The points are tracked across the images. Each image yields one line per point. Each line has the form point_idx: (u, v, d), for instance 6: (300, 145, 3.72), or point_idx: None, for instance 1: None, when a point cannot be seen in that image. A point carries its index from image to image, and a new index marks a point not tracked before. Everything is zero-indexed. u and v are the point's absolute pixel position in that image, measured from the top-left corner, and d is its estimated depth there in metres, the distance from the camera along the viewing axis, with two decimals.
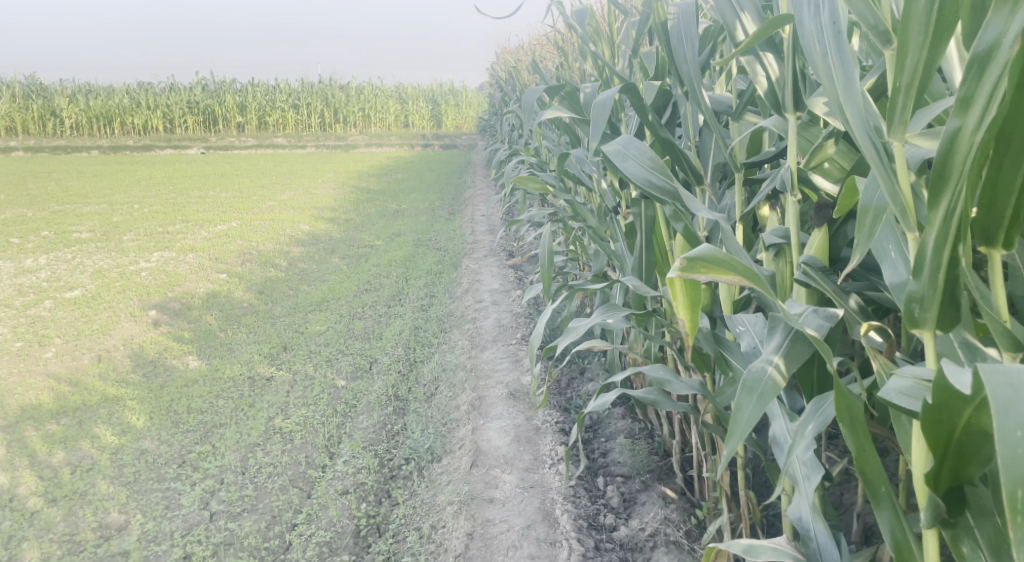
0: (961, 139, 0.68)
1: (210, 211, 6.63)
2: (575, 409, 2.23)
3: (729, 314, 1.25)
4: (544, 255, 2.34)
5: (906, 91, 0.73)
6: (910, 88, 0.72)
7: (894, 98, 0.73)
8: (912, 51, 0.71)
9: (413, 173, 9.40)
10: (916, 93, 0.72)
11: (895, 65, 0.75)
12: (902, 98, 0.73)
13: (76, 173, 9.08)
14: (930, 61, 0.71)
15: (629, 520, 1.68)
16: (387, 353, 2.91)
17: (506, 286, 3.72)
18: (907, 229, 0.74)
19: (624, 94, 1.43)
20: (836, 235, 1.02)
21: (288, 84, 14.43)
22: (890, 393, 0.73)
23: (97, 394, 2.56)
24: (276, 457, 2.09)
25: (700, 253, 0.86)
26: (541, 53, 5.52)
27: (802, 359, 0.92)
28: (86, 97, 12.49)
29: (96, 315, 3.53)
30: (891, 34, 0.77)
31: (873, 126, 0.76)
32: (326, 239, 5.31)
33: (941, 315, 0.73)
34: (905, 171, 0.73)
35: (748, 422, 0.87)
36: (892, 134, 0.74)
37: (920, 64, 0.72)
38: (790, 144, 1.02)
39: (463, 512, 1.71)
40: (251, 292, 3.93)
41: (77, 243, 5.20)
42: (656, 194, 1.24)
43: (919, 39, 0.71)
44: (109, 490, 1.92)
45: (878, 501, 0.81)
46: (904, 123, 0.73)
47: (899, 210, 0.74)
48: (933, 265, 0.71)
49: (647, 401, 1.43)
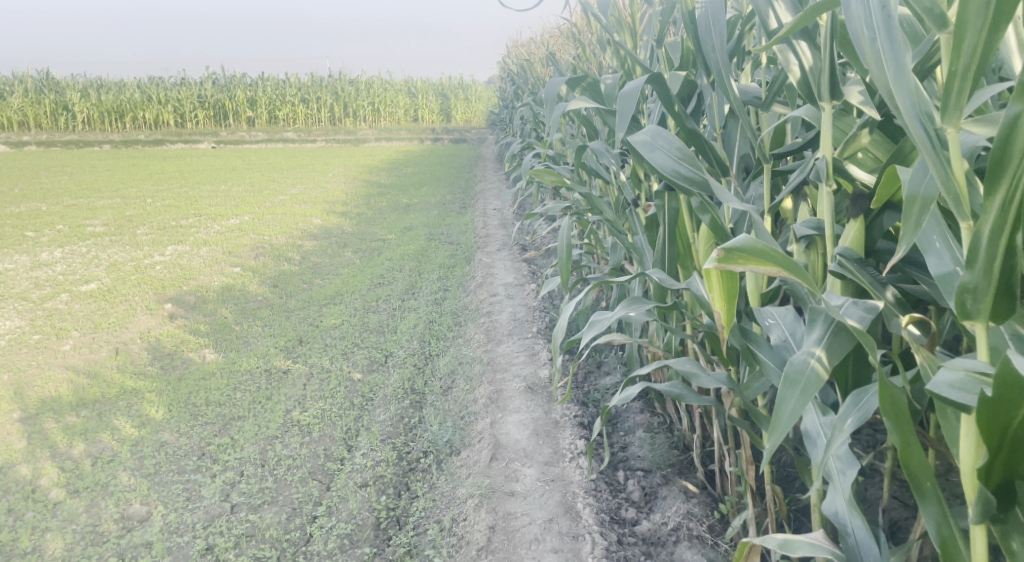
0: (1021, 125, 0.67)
1: (222, 204, 6.65)
2: (593, 403, 2.22)
3: (758, 307, 1.23)
4: (563, 248, 2.33)
5: (962, 76, 0.71)
6: (967, 72, 0.71)
7: (950, 82, 0.72)
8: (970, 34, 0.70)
9: (423, 167, 9.40)
10: (974, 77, 0.71)
11: (949, 50, 0.74)
12: (959, 83, 0.71)
13: (88, 167, 9.12)
14: (990, 44, 0.70)
15: (650, 514, 1.66)
16: (402, 346, 2.91)
17: (521, 279, 3.71)
18: (961, 218, 0.72)
19: (650, 83, 1.41)
20: (872, 226, 1.00)
21: (298, 78, 14.45)
22: (939, 386, 0.72)
23: (116, 386, 2.57)
24: (295, 449, 2.09)
25: (740, 243, 0.86)
26: (555, 46, 5.51)
27: (844, 352, 0.91)
28: (98, 93, 12.55)
29: (112, 308, 3.54)
30: (947, 17, 0.74)
31: (925, 112, 0.75)
32: (338, 233, 5.32)
33: (994, 307, 0.71)
34: (958, 159, 0.72)
35: (791, 416, 0.86)
36: (945, 121, 0.72)
37: (977, 48, 0.71)
38: (826, 132, 1.00)
39: (484, 505, 1.70)
40: (265, 285, 3.93)
41: (91, 237, 5.23)
42: (684, 185, 1.23)
43: (978, 23, 0.70)
44: (130, 481, 1.93)
45: (924, 497, 0.80)
46: (960, 109, 0.71)
47: (952, 199, 0.73)
48: (988, 255, 0.70)
49: (671, 394, 1.41)
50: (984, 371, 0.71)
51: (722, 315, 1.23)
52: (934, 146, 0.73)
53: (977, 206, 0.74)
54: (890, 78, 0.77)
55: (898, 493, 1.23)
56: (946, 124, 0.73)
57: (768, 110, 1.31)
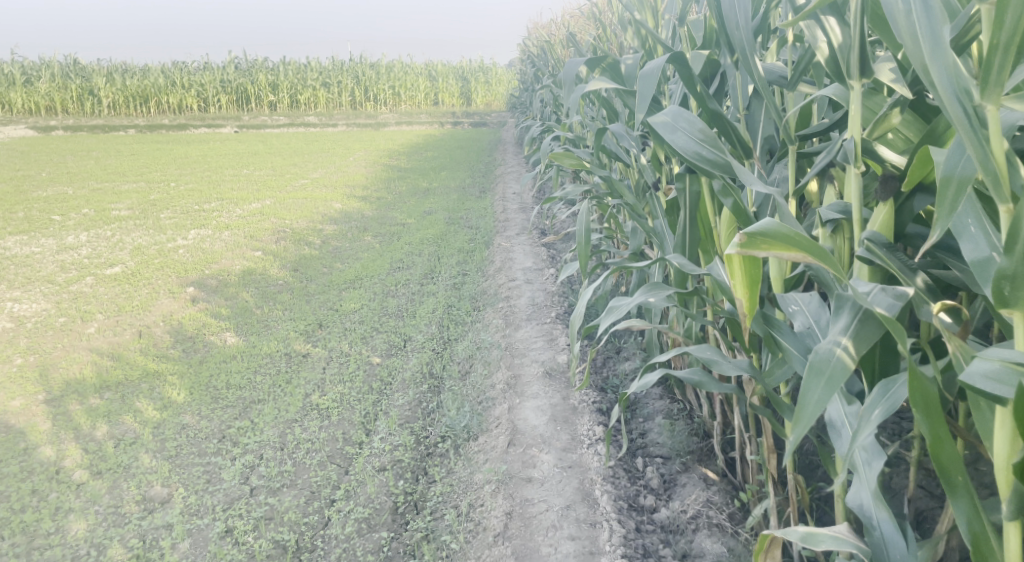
0: None
1: (244, 189, 6.68)
2: (611, 389, 2.20)
3: (780, 293, 1.20)
4: (582, 232, 2.29)
5: (1004, 49, 0.67)
6: (1010, 46, 0.67)
7: (991, 55, 0.68)
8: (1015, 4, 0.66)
9: (443, 150, 9.36)
10: (1017, 49, 0.67)
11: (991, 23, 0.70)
12: (1001, 57, 0.68)
13: (114, 152, 9.22)
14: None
15: (669, 501, 1.64)
16: (421, 331, 2.91)
17: (540, 264, 3.69)
18: (1000, 200, 0.70)
19: (672, 64, 1.38)
20: (901, 209, 0.96)
21: (318, 62, 14.45)
22: (973, 377, 0.70)
23: (138, 369, 2.59)
24: (314, 433, 2.10)
25: (763, 228, 0.84)
26: (576, 26, 5.43)
27: (872, 340, 0.87)
28: (122, 78, 12.67)
29: (136, 291, 3.58)
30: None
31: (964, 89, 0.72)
32: (358, 217, 5.32)
33: None
34: (998, 137, 0.69)
35: (817, 405, 0.83)
36: (985, 98, 0.69)
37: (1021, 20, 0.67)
38: (854, 111, 0.96)
39: (501, 492, 1.69)
40: (286, 269, 3.94)
41: (116, 221, 5.28)
42: (706, 167, 1.19)
43: None
44: (151, 463, 1.95)
45: (954, 492, 0.77)
46: (1000, 85, 0.68)
47: (990, 180, 0.70)
48: None
49: (691, 381, 1.39)
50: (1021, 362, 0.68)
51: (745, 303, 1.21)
52: (971, 124, 0.70)
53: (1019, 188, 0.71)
54: (927, 52, 0.74)
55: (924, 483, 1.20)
56: (985, 102, 0.70)
57: (793, 90, 1.27)
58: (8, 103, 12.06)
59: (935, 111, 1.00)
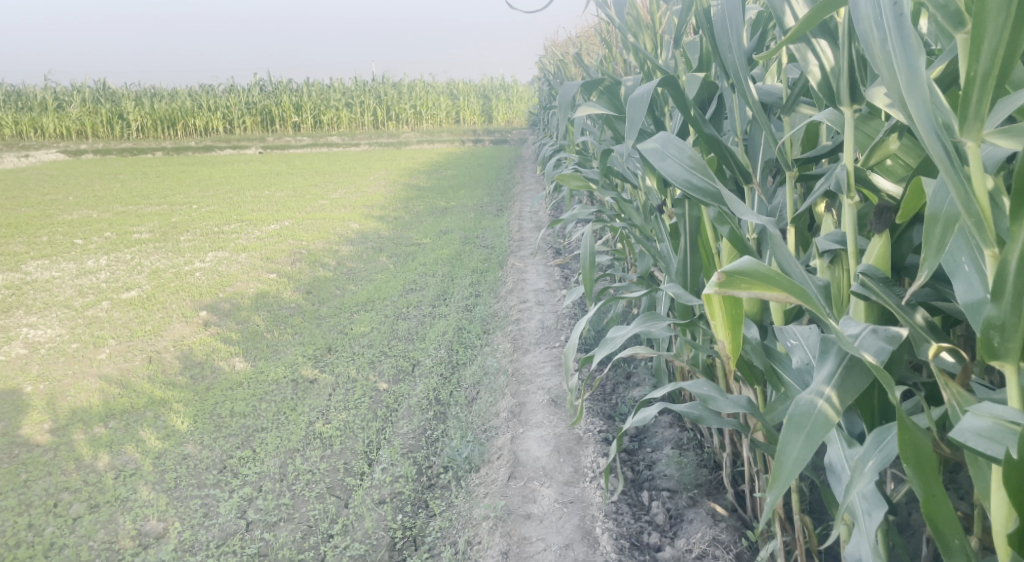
0: None
1: (264, 210, 6.73)
2: (619, 417, 2.13)
3: (780, 326, 1.14)
4: (587, 256, 2.24)
5: (983, 82, 0.64)
6: (988, 78, 0.64)
7: (969, 89, 0.65)
8: (990, 35, 0.63)
9: (462, 169, 9.37)
10: (995, 83, 0.64)
11: (967, 53, 0.67)
12: (979, 90, 0.64)
13: (141, 175, 9.38)
14: (1014, 45, 0.63)
15: (674, 539, 1.57)
16: (430, 355, 2.87)
17: (552, 285, 3.64)
18: (985, 243, 0.66)
19: (664, 88, 1.33)
20: (899, 241, 0.92)
21: (341, 83, 14.62)
22: (964, 434, 0.66)
23: (145, 396, 2.59)
24: (315, 464, 2.06)
25: (741, 266, 0.81)
26: (590, 43, 5.41)
27: (858, 390, 0.82)
28: (151, 101, 12.92)
29: (150, 316, 3.60)
30: (963, 15, 0.67)
31: (941, 124, 0.68)
32: (374, 238, 5.32)
33: None
34: (979, 177, 0.65)
35: (796, 463, 0.76)
36: (965, 133, 0.65)
37: (999, 50, 0.64)
38: (847, 139, 0.91)
39: (499, 529, 1.64)
40: (299, 292, 3.94)
41: (137, 244, 5.34)
42: (697, 196, 1.15)
43: (1000, 20, 0.63)
44: (149, 496, 1.94)
45: (950, 552, 0.72)
46: (980, 119, 0.64)
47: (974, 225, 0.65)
48: (1016, 288, 0.64)
49: (690, 417, 1.29)
50: (1015, 420, 0.64)
51: (728, 345, 1.15)
52: (952, 163, 0.66)
53: (1005, 229, 0.68)
54: (903, 84, 0.69)
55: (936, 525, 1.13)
56: (964, 139, 0.66)
57: (791, 113, 1.22)
58: (40, 128, 12.33)
59: None
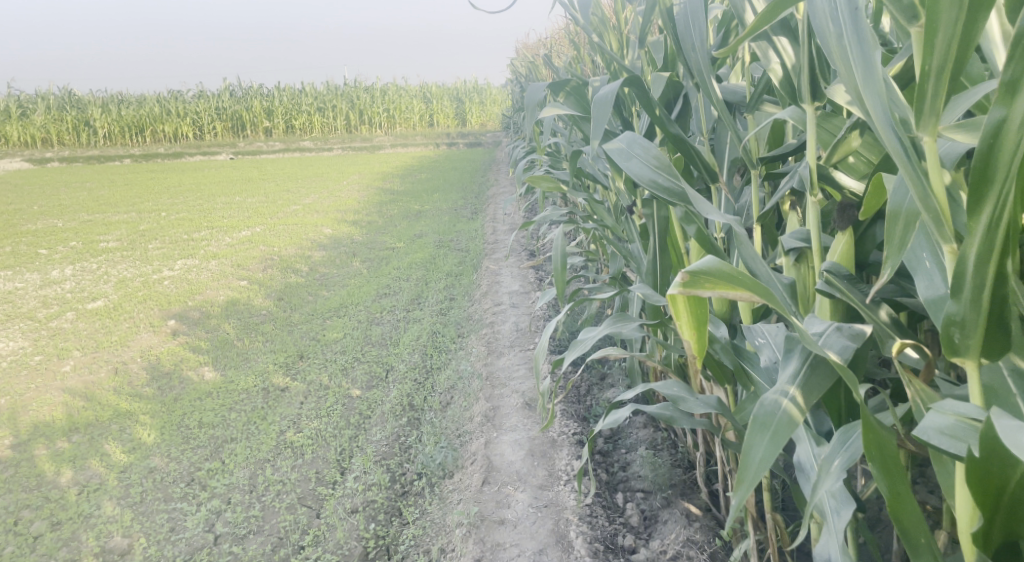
0: (1006, 132, 0.61)
1: (235, 216, 6.64)
2: (594, 418, 2.12)
3: (748, 324, 1.14)
4: (559, 257, 2.23)
5: (937, 76, 0.64)
6: (942, 72, 0.64)
7: (923, 84, 0.65)
8: (944, 28, 0.63)
9: (437, 172, 9.33)
10: (950, 76, 0.64)
11: (921, 47, 0.66)
12: (933, 84, 0.64)
13: (108, 182, 9.20)
14: (967, 39, 0.63)
15: (649, 541, 1.57)
16: (403, 360, 2.84)
17: (527, 287, 3.63)
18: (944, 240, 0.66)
19: (629, 88, 1.32)
20: (863, 238, 0.92)
21: (313, 87, 14.49)
22: (927, 432, 0.66)
23: (110, 409, 2.53)
24: (285, 474, 2.03)
25: (704, 265, 0.80)
26: (561, 46, 5.42)
27: (823, 388, 0.81)
28: (118, 108, 12.69)
29: (116, 326, 3.52)
30: (917, 9, 0.67)
31: (898, 119, 0.68)
32: (348, 242, 5.27)
33: (986, 341, 0.65)
34: (936, 172, 0.65)
35: (761, 464, 0.75)
36: (922, 128, 0.65)
37: (953, 43, 0.63)
38: (810, 137, 0.91)
39: (472, 535, 1.62)
40: (271, 299, 3.88)
41: (103, 253, 5.23)
42: (663, 196, 1.14)
43: (952, 13, 0.62)
44: (113, 512, 1.90)
45: (917, 553, 0.72)
46: (935, 114, 0.64)
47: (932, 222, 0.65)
48: (976, 285, 0.64)
49: (661, 417, 1.29)
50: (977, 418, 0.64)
51: (694, 347, 1.14)
52: (909, 158, 0.66)
53: (963, 225, 0.68)
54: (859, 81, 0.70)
55: None
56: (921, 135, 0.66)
57: (755, 112, 1.22)
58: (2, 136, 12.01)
59: None
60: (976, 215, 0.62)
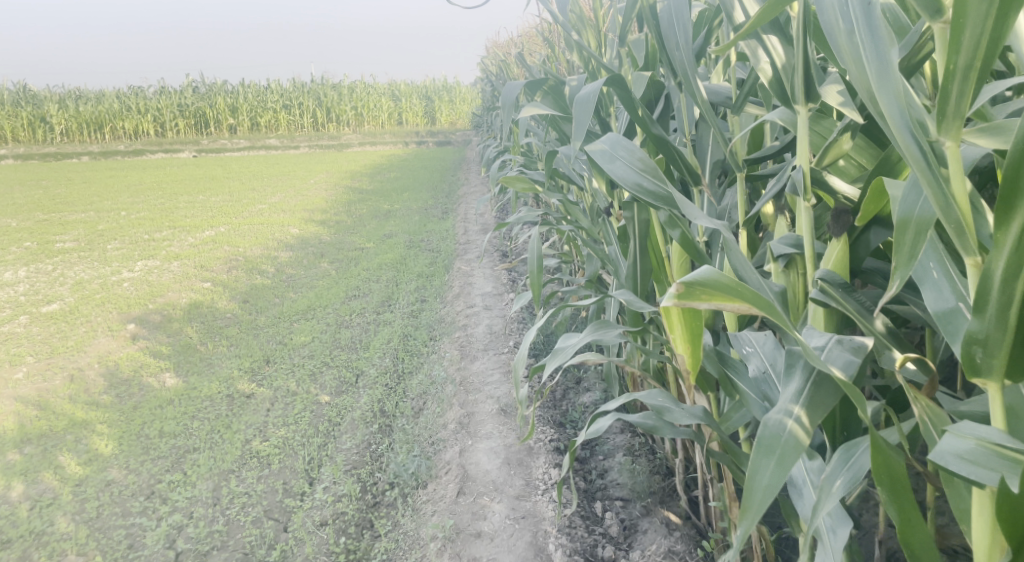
0: None
1: (198, 216, 6.46)
2: (570, 424, 2.08)
3: (735, 332, 1.11)
4: (535, 259, 2.18)
5: (963, 76, 0.61)
6: (969, 71, 0.61)
7: (948, 83, 0.61)
8: (972, 23, 0.60)
9: (407, 171, 9.22)
10: (977, 75, 0.61)
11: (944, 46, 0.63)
12: (959, 83, 0.61)
13: (65, 180, 8.90)
14: (997, 37, 0.59)
15: (629, 552, 1.53)
16: (374, 364, 2.77)
17: (500, 288, 3.57)
18: (967, 252, 0.62)
19: (611, 87, 1.28)
20: (857, 243, 0.88)
21: (279, 84, 14.24)
22: (945, 457, 0.64)
23: (65, 418, 2.42)
24: (251, 485, 1.95)
25: (701, 276, 0.76)
26: (532, 45, 5.38)
27: (828, 406, 0.78)
28: (75, 104, 12.32)
29: (72, 330, 3.39)
30: (941, 2, 0.63)
31: (917, 122, 0.65)
32: (315, 243, 5.16)
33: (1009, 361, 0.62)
34: (959, 178, 0.62)
35: (767, 491, 0.72)
36: (943, 133, 0.62)
37: (982, 42, 0.60)
38: (802, 140, 0.88)
39: (447, 550, 1.56)
40: (235, 301, 3.77)
41: (59, 254, 5.04)
42: (649, 200, 1.10)
43: (982, 10, 0.59)
44: (67, 529, 1.80)
45: None
46: (959, 117, 0.61)
47: (953, 230, 0.62)
48: (1001, 300, 0.61)
49: (643, 426, 1.24)
50: (997, 444, 0.62)
51: (687, 359, 1.09)
52: (928, 163, 0.63)
53: (986, 235, 0.65)
54: (873, 79, 0.67)
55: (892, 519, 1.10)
56: (942, 138, 0.63)
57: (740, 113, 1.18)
58: None
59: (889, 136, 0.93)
60: (1005, 225, 0.59)
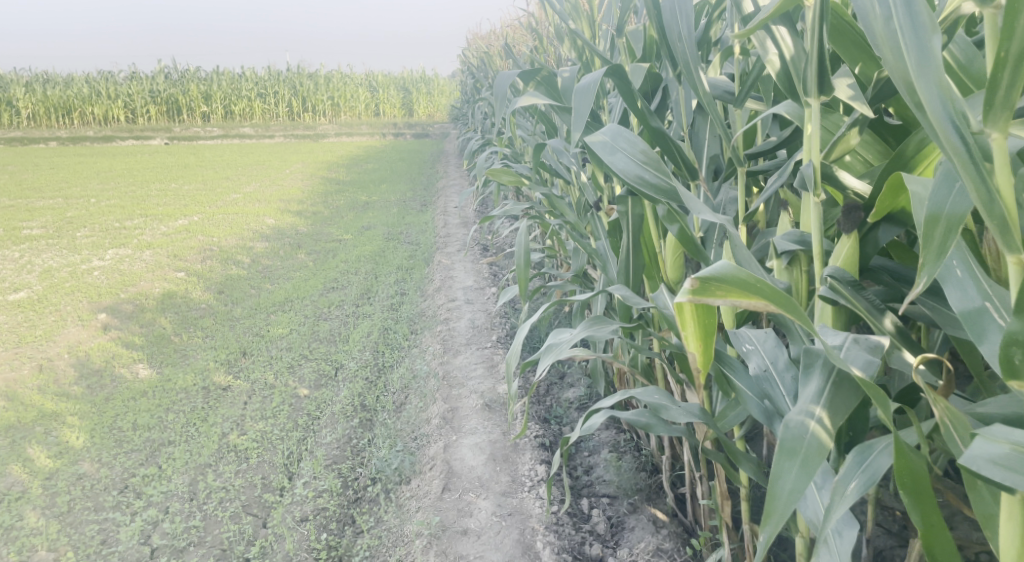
0: None
1: (171, 204, 6.32)
2: (555, 420, 2.06)
3: (735, 330, 1.09)
4: (522, 252, 2.16)
5: (1015, 64, 0.60)
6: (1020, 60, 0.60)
7: (999, 71, 0.60)
8: None
9: (384, 162, 9.12)
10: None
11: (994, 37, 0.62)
12: (1010, 73, 0.60)
13: (32, 165, 8.67)
14: None
15: (617, 549, 1.51)
16: (354, 357, 2.72)
17: (481, 282, 3.54)
18: (1009, 249, 0.61)
19: (611, 77, 1.26)
20: (866, 240, 0.87)
21: (255, 71, 14.01)
22: (978, 462, 0.63)
23: (34, 409, 2.34)
24: (228, 480, 1.90)
25: (718, 271, 0.75)
26: (515, 37, 5.34)
27: (848, 408, 0.78)
28: (43, 88, 12.00)
29: (40, 319, 3.28)
30: None
31: (959, 114, 0.63)
32: (292, 233, 5.07)
33: None
34: (1004, 172, 0.61)
35: (791, 495, 0.72)
36: (990, 126, 0.61)
37: None
38: (814, 133, 0.86)
39: (433, 547, 1.53)
40: (210, 291, 3.69)
41: (26, 240, 4.90)
42: (650, 193, 1.08)
43: None
44: (37, 524, 1.74)
45: None
46: (1008, 109, 0.60)
47: (998, 225, 0.61)
48: None
49: (637, 424, 1.22)
50: None
51: (697, 357, 1.08)
52: (971, 156, 0.62)
53: None
54: (912, 67, 0.65)
55: (882, 518, 1.10)
56: (987, 130, 0.62)
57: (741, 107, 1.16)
58: None
59: (895, 134, 0.93)
60: None
